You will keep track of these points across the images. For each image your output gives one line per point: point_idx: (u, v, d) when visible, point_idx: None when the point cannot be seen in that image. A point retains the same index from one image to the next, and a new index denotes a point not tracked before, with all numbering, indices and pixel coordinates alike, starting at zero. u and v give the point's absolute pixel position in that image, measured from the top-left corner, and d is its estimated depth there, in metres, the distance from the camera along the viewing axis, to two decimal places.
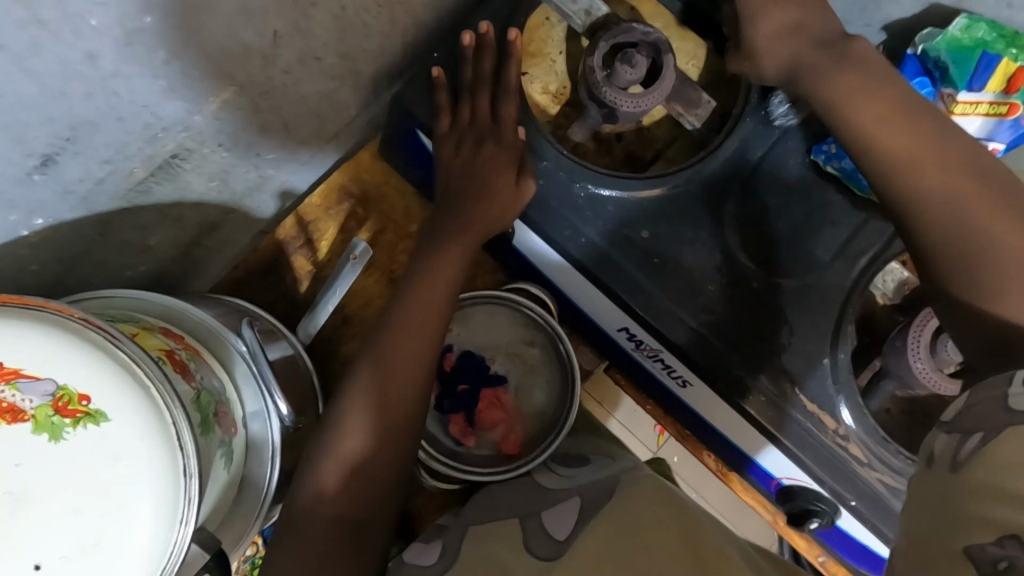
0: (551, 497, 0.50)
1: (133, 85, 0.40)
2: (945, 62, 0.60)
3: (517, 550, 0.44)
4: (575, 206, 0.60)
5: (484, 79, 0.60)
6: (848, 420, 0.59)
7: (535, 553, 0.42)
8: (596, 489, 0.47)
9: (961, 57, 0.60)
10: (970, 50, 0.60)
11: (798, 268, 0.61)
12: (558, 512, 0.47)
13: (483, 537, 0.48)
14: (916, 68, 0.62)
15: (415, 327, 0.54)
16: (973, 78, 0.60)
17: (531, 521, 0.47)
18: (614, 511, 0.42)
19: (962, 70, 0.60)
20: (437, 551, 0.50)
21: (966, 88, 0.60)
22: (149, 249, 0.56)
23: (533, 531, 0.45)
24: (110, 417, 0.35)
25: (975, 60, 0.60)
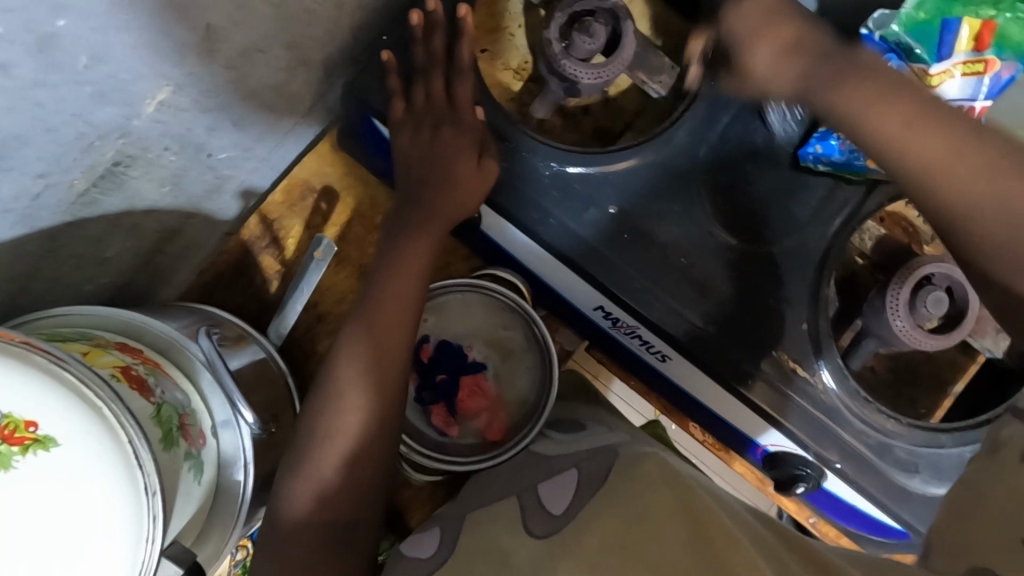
0: (549, 468, 0.50)
1: (59, 94, 0.38)
2: (908, 42, 0.56)
3: (515, 530, 0.43)
4: (541, 187, 0.59)
5: (436, 60, 0.58)
6: (829, 381, 0.58)
7: (534, 534, 0.42)
8: (594, 462, 0.47)
9: (922, 33, 0.55)
10: (928, 23, 0.55)
11: (772, 233, 0.60)
12: (555, 483, 0.47)
13: (484, 520, 0.48)
14: (877, 46, 0.56)
15: (386, 322, 0.53)
16: (940, 48, 0.55)
17: (527, 496, 0.47)
18: (623, 495, 0.42)
19: (927, 45, 0.55)
20: (435, 540, 0.49)
21: (935, 59, 0.55)
22: (106, 262, 0.54)
23: (531, 509, 0.45)
24: (59, 442, 0.33)
25: (937, 30, 0.55)
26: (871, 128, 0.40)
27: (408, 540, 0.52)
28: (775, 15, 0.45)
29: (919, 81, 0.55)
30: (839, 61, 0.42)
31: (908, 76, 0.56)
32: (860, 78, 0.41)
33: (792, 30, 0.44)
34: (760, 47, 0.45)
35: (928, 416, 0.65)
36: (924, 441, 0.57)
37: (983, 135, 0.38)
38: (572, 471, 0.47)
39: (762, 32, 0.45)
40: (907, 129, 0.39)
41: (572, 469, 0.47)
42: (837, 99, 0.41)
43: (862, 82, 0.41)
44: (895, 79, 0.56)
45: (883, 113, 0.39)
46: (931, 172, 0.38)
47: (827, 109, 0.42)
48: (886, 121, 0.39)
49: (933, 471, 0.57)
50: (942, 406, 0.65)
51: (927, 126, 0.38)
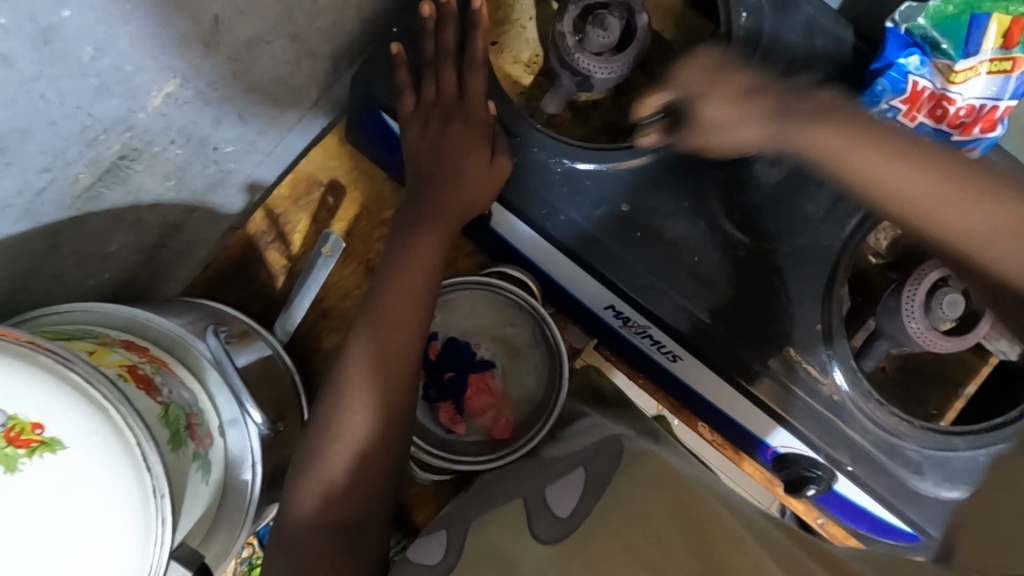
0: (555, 471, 0.50)
1: (62, 87, 0.37)
2: (934, 37, 0.53)
3: (521, 535, 0.44)
4: (552, 183, 0.58)
5: (445, 52, 0.57)
6: (842, 383, 0.58)
7: (540, 539, 0.42)
8: (600, 457, 0.47)
9: (949, 29, 0.53)
10: (956, 18, 0.52)
11: (785, 232, 0.59)
12: (561, 485, 0.47)
13: (489, 523, 0.48)
14: (901, 42, 0.54)
15: (395, 320, 0.52)
16: (968, 42, 0.53)
17: (533, 498, 0.47)
18: (627, 502, 0.41)
19: (954, 41, 0.53)
20: (440, 548, 0.50)
21: (961, 56, 0.53)
22: (110, 257, 0.53)
23: (536, 509, 0.46)
24: (67, 445, 0.33)
25: (964, 26, 0.53)
26: (858, 169, 0.43)
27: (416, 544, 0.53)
28: (716, 75, 0.46)
29: (942, 78, 0.54)
30: (803, 102, 0.45)
31: (931, 73, 0.54)
32: (837, 118, 0.44)
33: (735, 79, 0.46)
34: (711, 102, 0.46)
35: (940, 416, 0.64)
36: (935, 444, 0.57)
37: (954, 165, 0.42)
38: (579, 470, 0.47)
39: (714, 85, 0.46)
40: (905, 166, 0.42)
41: (578, 468, 0.47)
42: (818, 142, 0.44)
43: (830, 125, 0.44)
44: (917, 76, 0.54)
45: (874, 157, 0.42)
46: (915, 205, 0.42)
47: (810, 151, 0.45)
48: (871, 158, 0.43)
49: (944, 473, 0.57)
50: (953, 407, 0.64)
51: (913, 164, 0.42)
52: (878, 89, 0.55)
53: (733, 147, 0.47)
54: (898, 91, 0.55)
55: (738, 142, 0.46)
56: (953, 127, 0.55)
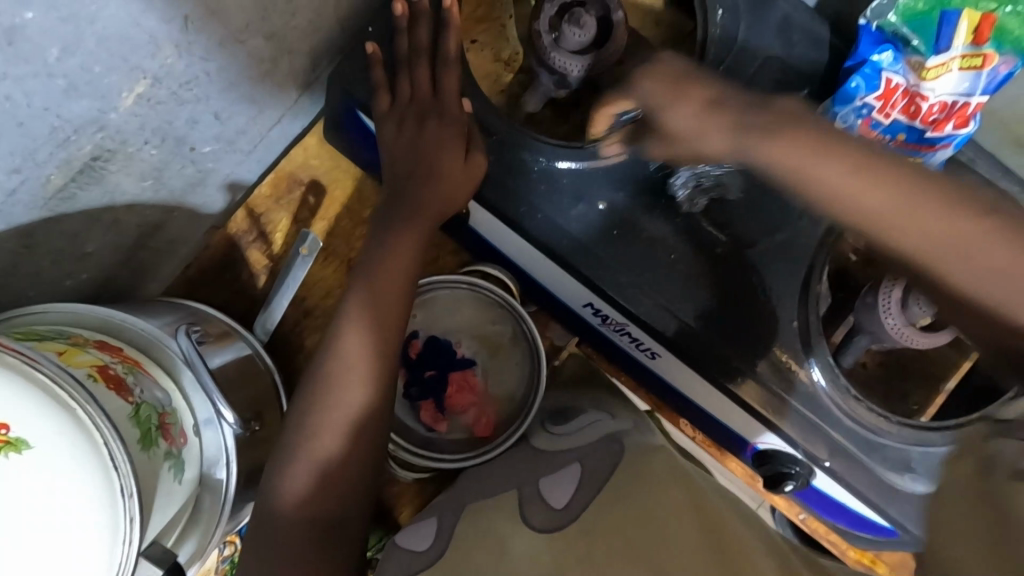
0: (550, 463, 0.52)
1: (27, 87, 0.37)
2: (906, 33, 0.54)
3: (515, 519, 0.45)
4: (530, 181, 0.58)
5: (422, 50, 0.57)
6: (819, 378, 0.58)
7: (532, 524, 0.43)
8: (597, 457, 0.49)
9: (920, 25, 0.53)
10: (927, 14, 0.53)
11: (762, 229, 0.59)
12: (556, 479, 0.48)
13: (481, 514, 0.49)
14: (873, 39, 0.55)
15: (374, 318, 0.52)
16: (939, 39, 0.53)
17: (528, 488, 0.49)
18: (623, 496, 0.43)
19: (925, 37, 0.53)
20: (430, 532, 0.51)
21: (933, 52, 0.53)
22: (88, 257, 0.53)
23: (530, 499, 0.47)
24: (32, 445, 0.33)
25: (935, 22, 0.53)
26: (823, 184, 0.38)
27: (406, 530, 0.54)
28: (681, 82, 0.47)
29: (915, 75, 0.54)
30: (756, 116, 0.42)
31: (904, 70, 0.54)
32: (779, 129, 0.41)
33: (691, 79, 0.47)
34: (687, 119, 0.45)
35: (919, 412, 0.65)
36: (913, 438, 0.57)
37: (932, 184, 0.37)
38: (574, 465, 0.49)
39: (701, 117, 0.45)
40: (856, 176, 0.37)
41: (575, 464, 0.49)
42: (767, 154, 0.41)
43: (779, 137, 0.40)
44: (890, 73, 0.54)
45: (829, 166, 0.38)
46: (879, 225, 0.37)
47: (759, 163, 0.41)
48: (834, 177, 0.38)
49: (924, 469, 0.57)
50: (933, 403, 0.65)
51: (870, 174, 0.37)
52: (854, 84, 0.54)
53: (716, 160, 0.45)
54: (872, 88, 0.54)
55: (705, 151, 0.45)
56: (926, 124, 0.55)
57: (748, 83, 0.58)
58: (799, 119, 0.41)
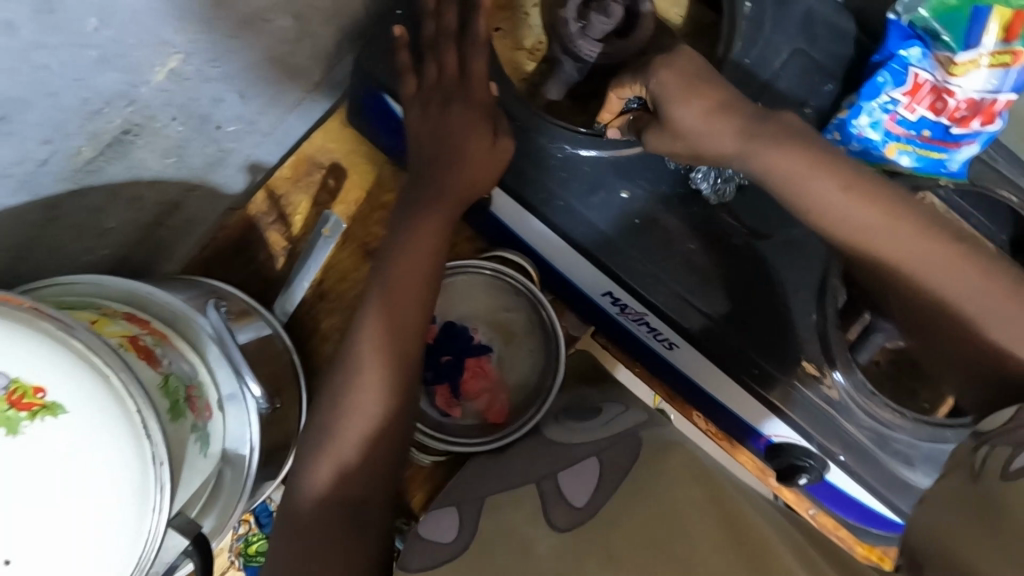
0: (569, 455, 0.52)
1: (64, 58, 0.37)
2: (935, 28, 0.53)
3: (536, 521, 0.46)
4: (553, 169, 0.58)
5: (447, 34, 0.57)
6: (837, 374, 0.58)
7: (555, 525, 0.45)
8: (616, 449, 0.49)
9: (951, 20, 0.52)
10: (957, 9, 0.52)
11: (782, 224, 0.60)
12: (576, 473, 0.49)
13: (501, 507, 0.50)
14: (902, 34, 0.55)
15: (398, 299, 0.53)
16: (970, 35, 0.52)
17: (548, 483, 0.50)
18: (640, 485, 0.44)
19: (954, 32, 0.53)
20: (453, 526, 0.51)
21: (962, 48, 0.52)
22: (110, 232, 0.54)
23: (551, 494, 0.48)
24: (67, 409, 0.33)
25: (966, 18, 0.52)
26: (819, 197, 0.46)
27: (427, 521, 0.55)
28: (691, 82, 0.49)
29: (943, 71, 0.54)
30: (767, 123, 0.48)
31: (932, 66, 0.54)
32: (787, 139, 0.47)
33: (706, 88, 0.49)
34: (710, 133, 0.48)
35: (931, 411, 0.65)
36: (928, 436, 0.57)
37: (911, 205, 0.45)
38: (592, 460, 0.49)
39: (711, 119, 0.48)
40: (847, 194, 0.45)
41: (593, 457, 0.50)
42: (769, 161, 0.47)
43: (782, 149, 0.46)
44: (918, 68, 0.54)
45: (825, 184, 0.46)
46: (865, 235, 0.45)
47: (762, 168, 0.47)
48: (829, 193, 0.46)
49: (934, 465, 0.57)
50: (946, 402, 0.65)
51: (859, 195, 0.45)
52: (881, 79, 0.55)
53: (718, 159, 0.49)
54: (899, 83, 0.55)
55: (709, 150, 0.49)
56: (952, 120, 0.55)
57: (772, 77, 0.58)
58: (802, 135, 0.48)
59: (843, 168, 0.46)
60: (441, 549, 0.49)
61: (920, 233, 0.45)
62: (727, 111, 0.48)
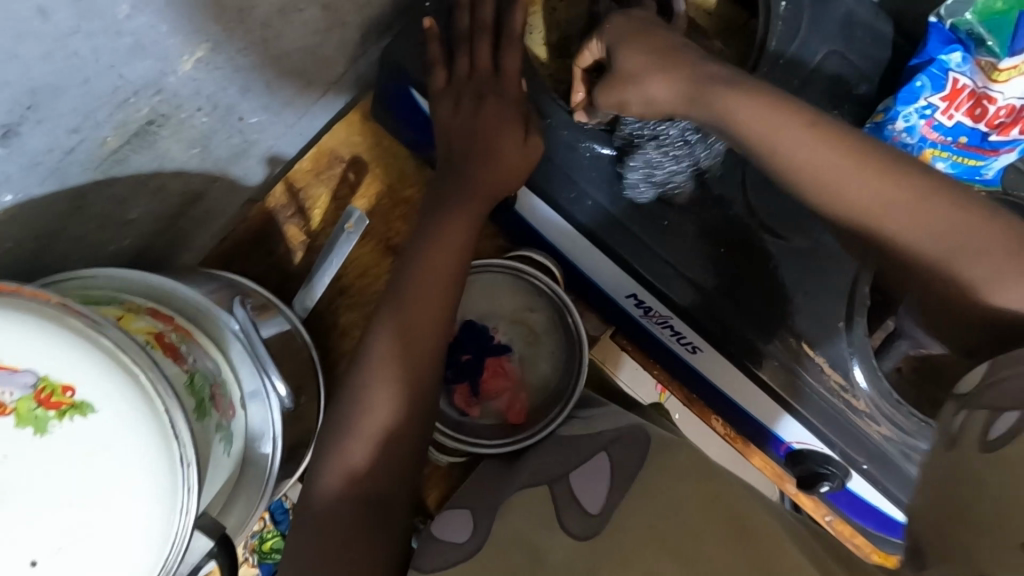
0: (579, 451, 0.51)
1: (96, 44, 0.36)
2: (980, 33, 0.53)
3: (550, 524, 0.45)
4: (581, 168, 0.57)
5: (481, 28, 0.56)
6: (861, 381, 0.57)
7: (569, 530, 0.44)
8: (626, 447, 0.48)
9: (996, 24, 0.52)
10: (1003, 14, 0.52)
11: (811, 228, 0.59)
12: (586, 471, 0.48)
13: (512, 505, 0.49)
14: (943, 37, 0.54)
15: (425, 298, 0.52)
16: (1015, 40, 0.51)
17: (559, 486, 0.48)
18: (652, 484, 0.45)
19: (999, 37, 0.52)
20: (466, 527, 0.50)
21: (1006, 54, 0.52)
22: (131, 222, 0.53)
23: (564, 499, 0.47)
24: (96, 408, 0.33)
25: (1013, 23, 0.51)
26: (781, 141, 0.41)
27: (439, 518, 0.53)
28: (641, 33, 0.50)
29: (985, 76, 0.53)
30: (723, 72, 0.45)
31: (973, 71, 0.54)
32: (747, 87, 0.44)
33: (659, 40, 0.49)
34: (653, 82, 0.47)
35: None
36: None
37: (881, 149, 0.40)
38: (602, 455, 0.48)
39: (653, 70, 0.48)
40: (812, 129, 0.41)
41: (601, 452, 0.49)
42: (717, 103, 0.44)
43: (733, 90, 0.44)
44: (958, 73, 0.54)
45: (783, 123, 0.42)
46: (823, 179, 0.40)
47: (716, 115, 0.45)
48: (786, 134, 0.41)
49: None
50: None
51: (824, 135, 0.40)
52: (920, 83, 0.54)
53: (659, 108, 0.48)
54: (938, 88, 0.54)
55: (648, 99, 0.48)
56: (990, 127, 0.54)
57: (807, 79, 0.57)
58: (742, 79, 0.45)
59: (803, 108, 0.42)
60: (457, 550, 0.48)
61: (879, 175, 0.39)
62: (675, 67, 0.47)
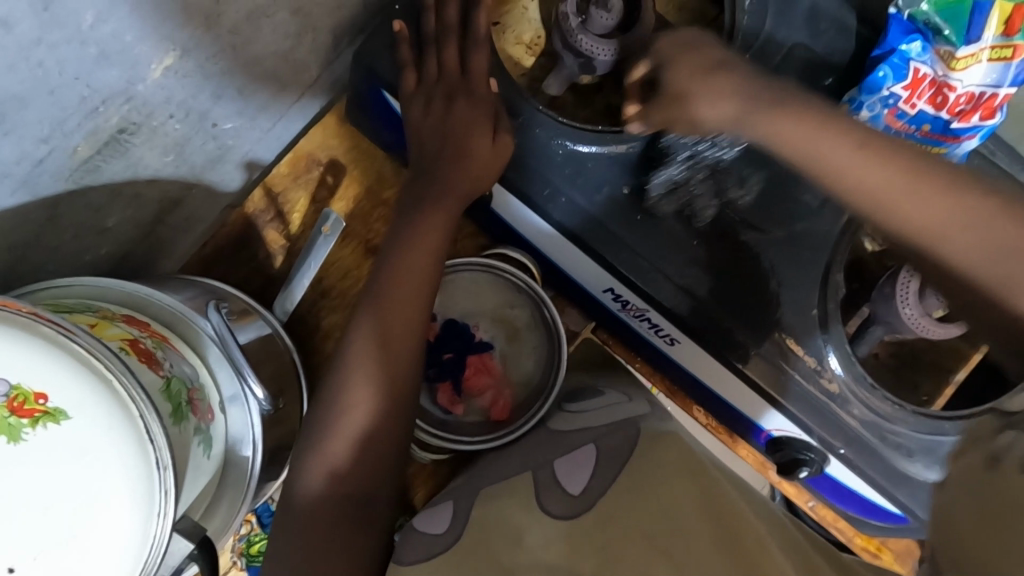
0: (568, 443, 0.51)
1: (61, 55, 0.36)
2: (937, 22, 0.54)
3: (529, 507, 0.46)
4: (555, 164, 0.58)
5: (449, 29, 0.57)
6: (837, 368, 0.58)
7: (551, 512, 0.44)
8: (614, 436, 0.49)
9: (953, 13, 0.53)
10: (959, 3, 0.53)
11: (784, 217, 0.60)
12: (572, 460, 0.48)
13: (493, 496, 0.50)
14: (903, 27, 0.55)
15: (402, 297, 0.53)
16: (970, 29, 0.53)
17: (542, 473, 0.49)
18: (642, 471, 0.45)
19: (956, 27, 0.53)
20: (447, 518, 0.51)
21: (963, 43, 0.53)
22: (108, 231, 0.53)
23: (545, 484, 0.47)
24: (70, 415, 0.33)
25: (968, 12, 0.53)
26: (861, 186, 0.38)
27: (422, 514, 0.54)
28: (693, 49, 0.48)
29: (944, 65, 0.54)
30: (766, 89, 0.44)
31: (933, 60, 0.55)
32: (787, 106, 0.42)
33: (709, 56, 0.47)
34: (701, 100, 0.45)
35: (929, 403, 0.65)
36: (926, 428, 0.58)
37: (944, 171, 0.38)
38: (590, 445, 0.48)
39: (700, 81, 0.46)
40: (860, 152, 0.39)
41: (589, 444, 0.49)
42: (767, 127, 0.42)
43: (781, 112, 0.42)
44: (918, 62, 0.55)
45: (831, 143, 0.40)
46: (889, 206, 0.38)
47: (761, 139, 0.43)
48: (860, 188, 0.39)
49: (931, 457, 0.58)
50: (943, 393, 0.65)
51: (874, 155, 0.38)
52: (882, 74, 0.55)
53: (719, 129, 0.46)
54: (900, 77, 0.55)
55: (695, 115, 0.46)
56: (953, 114, 0.55)
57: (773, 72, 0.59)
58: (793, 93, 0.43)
59: (851, 123, 0.40)
60: (435, 542, 0.48)
61: (931, 189, 0.37)
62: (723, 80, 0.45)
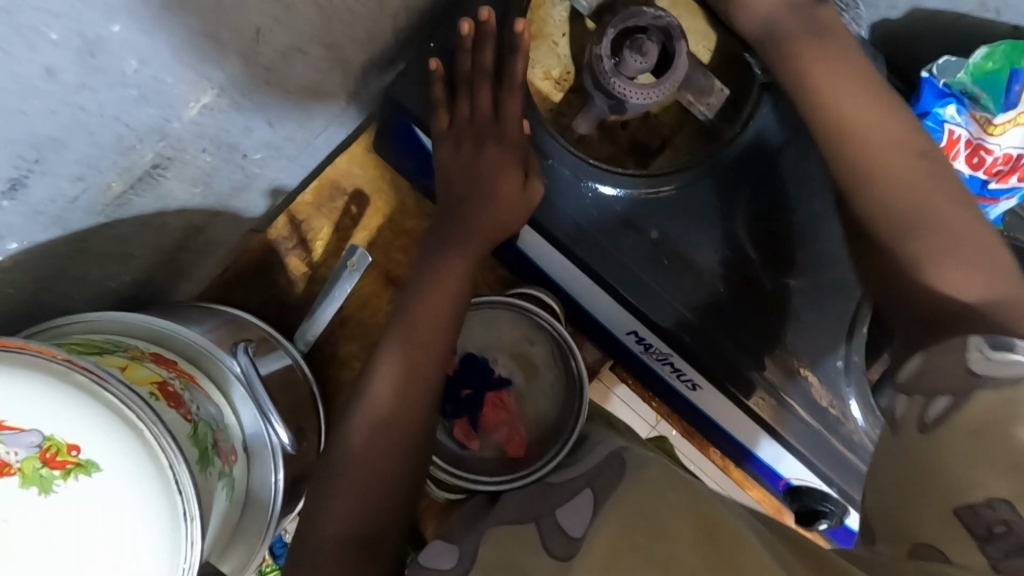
0: (562, 493, 0.50)
1: (101, 97, 0.36)
2: (972, 90, 0.56)
3: (533, 548, 0.42)
4: (581, 206, 0.58)
5: (483, 70, 0.56)
6: (858, 416, 0.57)
7: (552, 552, 0.40)
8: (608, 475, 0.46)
9: (989, 82, 0.55)
10: (996, 73, 0.55)
11: (810, 266, 0.59)
12: (573, 507, 0.45)
13: (500, 538, 0.46)
14: (935, 91, 0.57)
15: (425, 336, 0.52)
16: (1007, 97, 0.55)
17: (546, 521, 0.45)
18: (629, 498, 0.40)
19: (993, 94, 0.55)
20: (453, 556, 0.47)
21: (1000, 110, 0.55)
22: (133, 258, 0.53)
23: (548, 528, 0.43)
24: (101, 467, 0.33)
25: (1004, 81, 0.55)
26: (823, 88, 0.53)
27: (430, 550, 0.50)
28: None
29: (980, 129, 0.56)
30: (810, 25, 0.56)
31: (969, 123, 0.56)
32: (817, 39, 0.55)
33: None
34: None
35: None
36: None
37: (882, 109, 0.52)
38: (585, 490, 0.46)
39: None
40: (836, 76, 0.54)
41: (587, 489, 0.46)
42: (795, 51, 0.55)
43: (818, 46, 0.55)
44: (953, 125, 0.55)
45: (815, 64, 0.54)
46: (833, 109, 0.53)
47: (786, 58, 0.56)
48: (889, 164, 0.49)
49: None
50: None
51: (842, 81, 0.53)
52: None
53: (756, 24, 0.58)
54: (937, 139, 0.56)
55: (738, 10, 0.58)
56: (989, 175, 0.57)
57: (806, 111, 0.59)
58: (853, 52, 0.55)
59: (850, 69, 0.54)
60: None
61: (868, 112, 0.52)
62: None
